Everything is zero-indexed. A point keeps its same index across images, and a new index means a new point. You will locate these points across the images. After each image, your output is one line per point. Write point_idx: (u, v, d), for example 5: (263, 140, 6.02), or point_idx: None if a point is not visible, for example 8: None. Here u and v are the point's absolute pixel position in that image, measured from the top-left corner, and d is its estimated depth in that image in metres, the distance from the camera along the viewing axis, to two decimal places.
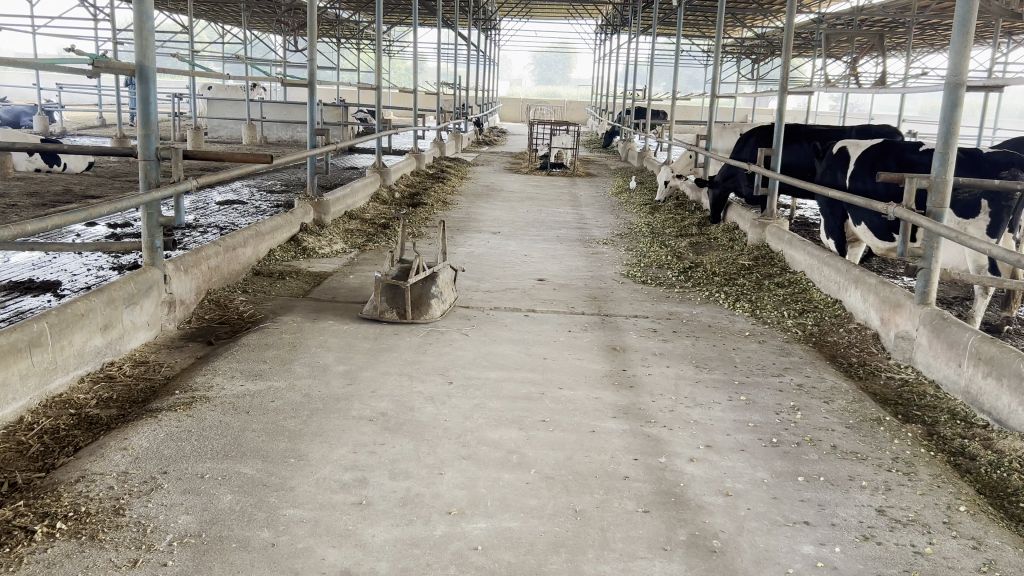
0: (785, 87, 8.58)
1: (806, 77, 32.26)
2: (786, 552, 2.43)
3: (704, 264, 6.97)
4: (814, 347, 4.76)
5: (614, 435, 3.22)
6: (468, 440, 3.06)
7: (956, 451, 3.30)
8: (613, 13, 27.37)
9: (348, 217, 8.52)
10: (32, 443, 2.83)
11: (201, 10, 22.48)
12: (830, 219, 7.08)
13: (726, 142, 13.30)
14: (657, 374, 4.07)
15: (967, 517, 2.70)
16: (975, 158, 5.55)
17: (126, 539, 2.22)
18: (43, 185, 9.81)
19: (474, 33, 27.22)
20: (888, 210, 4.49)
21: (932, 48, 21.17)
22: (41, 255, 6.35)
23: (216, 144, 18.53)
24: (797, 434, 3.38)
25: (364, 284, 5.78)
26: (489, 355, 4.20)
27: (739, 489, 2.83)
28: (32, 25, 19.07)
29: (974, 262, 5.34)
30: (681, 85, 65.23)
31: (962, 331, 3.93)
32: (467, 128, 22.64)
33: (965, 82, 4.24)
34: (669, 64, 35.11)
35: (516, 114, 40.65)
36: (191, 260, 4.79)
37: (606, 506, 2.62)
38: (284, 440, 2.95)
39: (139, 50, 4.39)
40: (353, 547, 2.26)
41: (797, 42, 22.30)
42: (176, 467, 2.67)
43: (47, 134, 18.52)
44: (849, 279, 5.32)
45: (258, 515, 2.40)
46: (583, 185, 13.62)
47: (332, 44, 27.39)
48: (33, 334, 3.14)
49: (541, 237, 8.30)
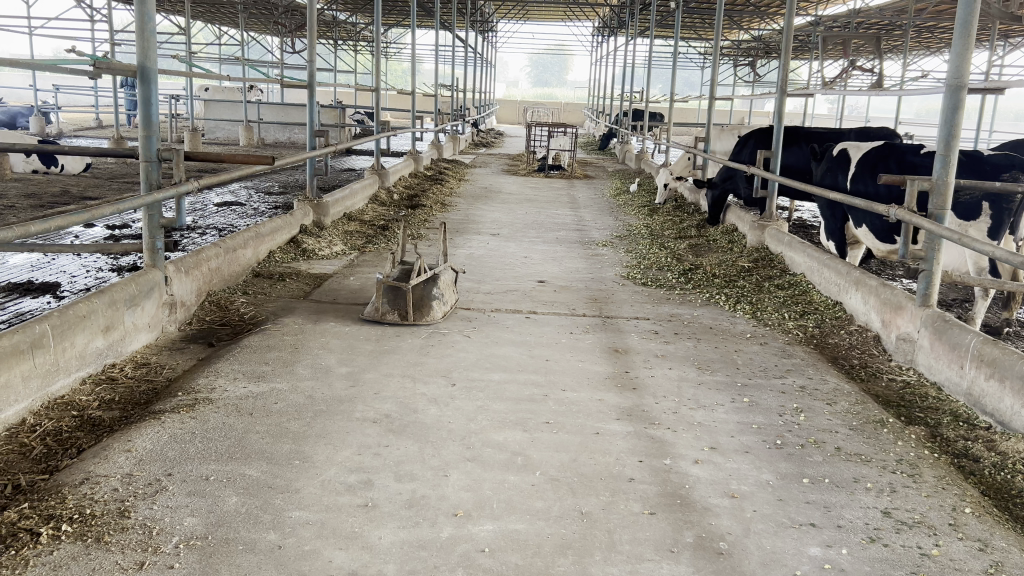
0: (784, 89, 8.59)
1: (803, 79, 32.36)
2: (793, 554, 2.43)
3: (704, 266, 6.97)
4: (815, 349, 4.75)
5: (618, 437, 3.22)
6: (472, 442, 3.05)
7: (960, 453, 3.30)
8: (610, 16, 27.42)
9: (347, 219, 8.51)
10: (34, 446, 2.82)
11: (198, 11, 22.44)
12: (830, 221, 7.09)
13: (724, 144, 13.31)
14: (659, 376, 4.07)
15: (973, 519, 2.71)
16: (975, 160, 5.56)
17: (132, 542, 2.20)
18: (41, 186, 9.77)
19: (471, 34, 27.22)
20: (890, 212, 4.49)
21: (928, 50, 21.25)
22: (39, 257, 6.32)
23: (212, 145, 18.50)
24: (801, 435, 3.38)
25: (365, 285, 5.78)
26: (491, 357, 4.20)
27: (745, 491, 2.82)
28: (29, 26, 19.03)
29: (975, 264, 5.35)
30: (677, 88, 65.37)
31: (964, 333, 3.94)
32: (463, 130, 22.65)
33: (965, 85, 4.27)
34: (666, 66, 35.18)
35: (512, 116, 40.67)
36: (192, 262, 4.78)
37: (613, 508, 2.62)
38: (288, 441, 2.94)
39: (141, 50, 4.39)
40: (360, 549, 2.26)
41: (794, 44, 22.37)
42: (181, 469, 2.66)
43: (44, 135, 18.48)
44: (850, 280, 5.32)
45: (264, 516, 2.39)
46: (581, 187, 13.64)
47: (330, 46, 27.39)
48: (35, 335, 3.13)
49: (541, 239, 8.30)
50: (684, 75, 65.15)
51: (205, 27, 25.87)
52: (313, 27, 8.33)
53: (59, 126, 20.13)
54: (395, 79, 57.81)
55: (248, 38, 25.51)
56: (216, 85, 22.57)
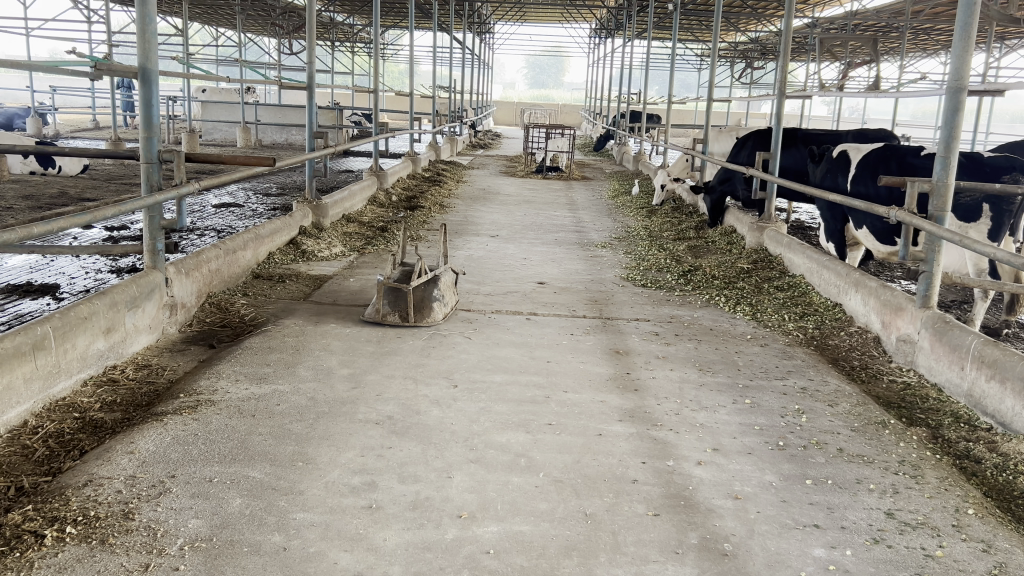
0: (783, 90, 8.53)
1: (800, 81, 32.32)
2: (797, 556, 2.43)
3: (704, 267, 6.98)
4: (816, 350, 4.76)
5: (620, 438, 3.22)
6: (475, 443, 3.05)
7: (962, 455, 3.31)
8: (608, 19, 27.44)
9: (345, 221, 8.49)
10: (37, 448, 2.81)
11: (195, 12, 22.44)
12: (830, 222, 7.09)
13: (722, 145, 13.31)
14: (661, 378, 4.07)
15: (976, 520, 2.71)
16: (976, 162, 5.58)
17: (137, 543, 2.20)
18: (39, 188, 9.75)
19: (469, 36, 27.22)
20: (889, 214, 4.50)
21: (925, 52, 21.25)
22: (39, 259, 6.31)
23: (210, 147, 18.46)
24: (802, 437, 3.38)
25: (365, 287, 5.77)
26: (492, 358, 4.20)
27: (748, 492, 2.82)
28: (26, 27, 19.00)
29: (974, 266, 5.37)
30: (674, 89, 65.36)
31: (964, 334, 3.95)
32: (461, 131, 22.61)
33: (965, 87, 4.27)
34: (664, 68, 35.18)
35: (509, 117, 40.62)
36: (192, 263, 4.77)
37: (617, 510, 2.62)
38: (291, 443, 2.93)
39: (142, 52, 4.39)
40: (365, 551, 2.25)
41: (791, 46, 22.39)
42: (185, 471, 2.65)
43: (41, 137, 18.44)
44: (849, 282, 5.32)
45: (269, 518, 2.38)
46: (580, 188, 13.64)
47: (327, 48, 27.36)
48: (37, 337, 3.13)
49: (539, 241, 8.29)
50: (681, 77, 65.12)
51: (202, 29, 25.85)
52: (312, 28, 8.30)
53: (56, 128, 20.08)
54: (392, 78, 57.81)
55: (246, 40, 25.46)
56: (213, 86, 22.50)
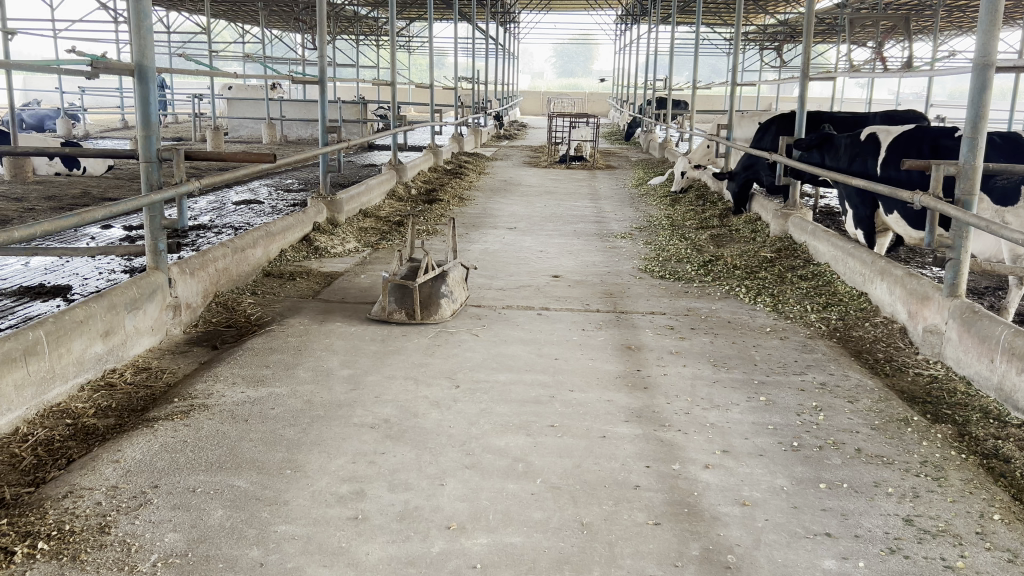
0: (808, 72, 8.21)
1: (831, 62, 31.52)
2: (806, 568, 2.28)
3: (726, 258, 6.78)
4: (838, 342, 4.57)
5: (625, 440, 3.09)
6: (472, 448, 2.94)
7: (990, 453, 3.11)
8: (632, 5, 27.06)
9: (362, 215, 8.42)
10: (25, 456, 2.76)
11: (220, 10, 22.61)
12: (859, 207, 6.82)
13: (748, 130, 13.08)
14: (673, 374, 3.93)
15: (1002, 527, 2.53)
16: (1012, 142, 5.31)
17: (109, 560, 2.13)
18: (62, 189, 9.81)
19: (493, 26, 26.98)
20: (914, 199, 4.30)
21: (960, 30, 20.57)
22: (55, 260, 6.34)
23: (235, 144, 18.54)
24: (819, 436, 3.22)
25: (375, 283, 5.69)
26: (498, 357, 4.07)
27: (757, 498, 2.68)
28: (57, 28, 19.22)
29: (1010, 252, 5.11)
30: (702, 73, 64.70)
31: (994, 324, 3.75)
32: (487, 124, 22.57)
33: (993, 63, 4.05)
34: (690, 51, 34.70)
35: (536, 108, 40.47)
36: (197, 263, 4.71)
37: (615, 518, 2.49)
38: (282, 450, 2.85)
39: (139, 50, 4.31)
40: (344, 567, 2.16)
41: (822, 27, 21.91)
42: (169, 481, 2.58)
43: (70, 137, 18.62)
44: (874, 270, 5.13)
45: (249, 531, 2.30)
46: (603, 177, 13.46)
47: (352, 42, 27.51)
48: (29, 342, 3.08)
49: (559, 232, 8.16)
50: (706, 62, 64.17)
51: (230, 28, 26.07)
52: (323, 22, 8.12)
53: (86, 128, 20.34)
54: (416, 74, 58.19)
55: (271, 36, 25.56)
56: (238, 84, 22.55)
